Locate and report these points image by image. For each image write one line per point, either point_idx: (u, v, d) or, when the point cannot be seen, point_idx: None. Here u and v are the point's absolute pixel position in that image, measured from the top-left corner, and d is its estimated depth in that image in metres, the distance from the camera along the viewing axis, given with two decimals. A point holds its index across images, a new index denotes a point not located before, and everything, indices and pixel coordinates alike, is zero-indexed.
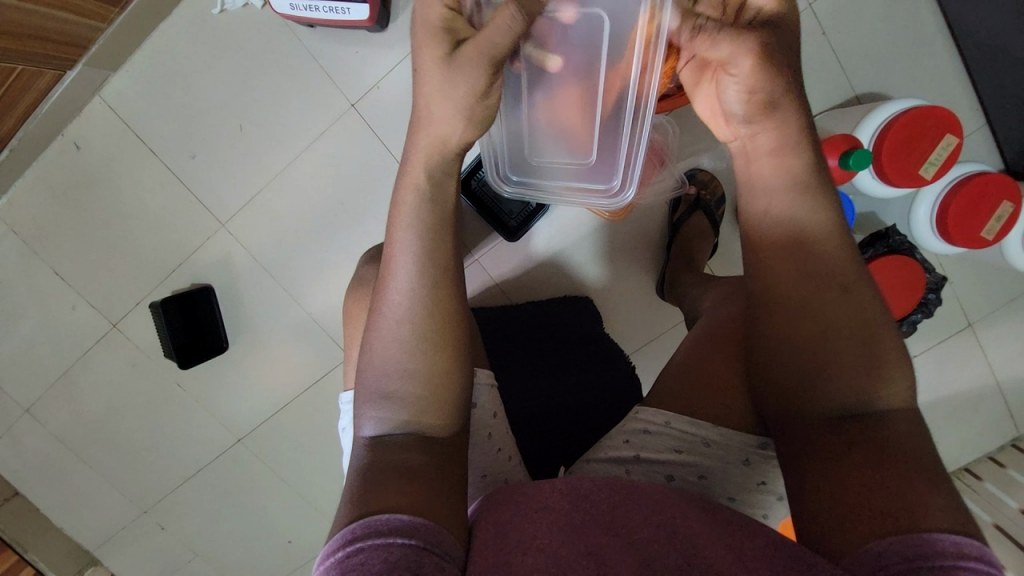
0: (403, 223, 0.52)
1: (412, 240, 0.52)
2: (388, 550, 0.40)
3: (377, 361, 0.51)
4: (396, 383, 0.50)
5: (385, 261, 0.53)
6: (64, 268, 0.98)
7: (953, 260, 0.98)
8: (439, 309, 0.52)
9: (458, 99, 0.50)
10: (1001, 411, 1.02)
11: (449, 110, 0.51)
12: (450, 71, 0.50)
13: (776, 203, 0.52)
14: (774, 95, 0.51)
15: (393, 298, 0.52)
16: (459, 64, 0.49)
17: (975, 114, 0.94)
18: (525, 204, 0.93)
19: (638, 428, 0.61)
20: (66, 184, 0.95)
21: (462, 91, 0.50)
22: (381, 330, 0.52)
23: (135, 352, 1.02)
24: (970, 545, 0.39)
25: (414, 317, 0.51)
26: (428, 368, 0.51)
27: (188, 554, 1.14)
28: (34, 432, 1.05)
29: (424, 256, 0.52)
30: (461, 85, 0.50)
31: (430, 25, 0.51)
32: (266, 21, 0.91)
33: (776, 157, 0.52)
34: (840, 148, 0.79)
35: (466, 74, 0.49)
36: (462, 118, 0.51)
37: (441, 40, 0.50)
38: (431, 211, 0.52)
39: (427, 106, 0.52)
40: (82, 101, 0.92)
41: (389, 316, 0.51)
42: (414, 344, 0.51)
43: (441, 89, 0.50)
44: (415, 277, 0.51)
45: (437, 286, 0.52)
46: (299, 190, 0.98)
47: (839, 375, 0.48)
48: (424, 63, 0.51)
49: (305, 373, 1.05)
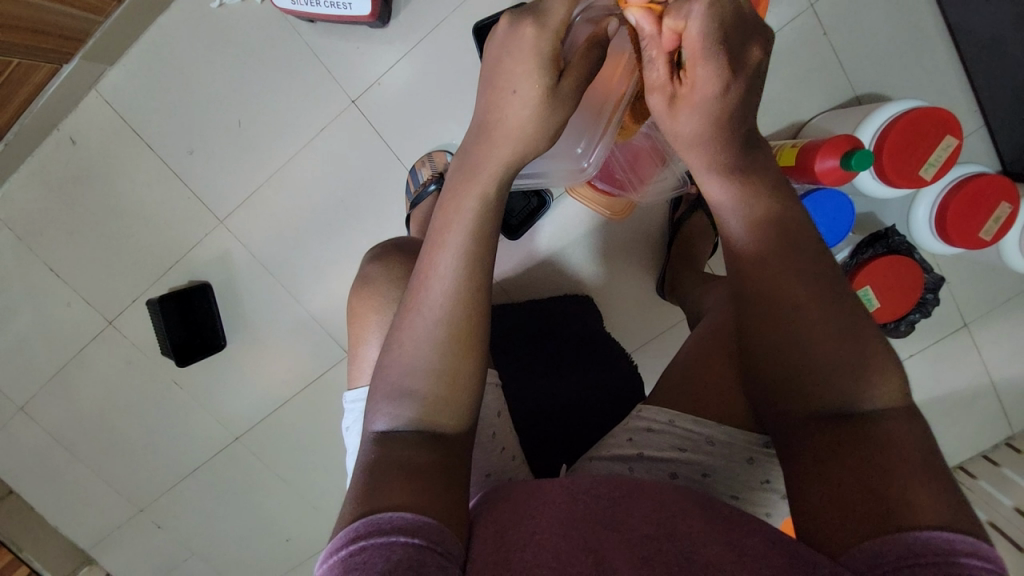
0: (459, 227, 0.52)
1: (463, 245, 0.52)
2: (391, 549, 0.40)
3: (401, 357, 0.51)
4: (420, 380, 0.50)
5: (426, 260, 0.52)
6: (59, 264, 0.97)
7: (951, 260, 0.99)
8: (473, 316, 0.51)
9: (549, 125, 0.54)
10: (996, 410, 1.03)
11: (542, 133, 0.54)
12: (553, 100, 0.53)
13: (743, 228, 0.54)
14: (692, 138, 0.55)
15: (431, 296, 0.51)
16: (560, 95, 0.53)
17: (973, 116, 0.94)
18: (527, 203, 0.93)
19: (643, 426, 0.61)
20: (62, 179, 0.94)
21: (556, 117, 0.54)
22: (412, 326, 0.51)
23: (132, 350, 1.02)
24: (964, 541, 0.39)
25: (446, 320, 0.50)
26: (455, 371, 0.50)
27: (184, 552, 1.13)
28: (28, 429, 1.04)
29: (471, 263, 0.51)
30: (556, 113, 0.54)
31: (537, 52, 0.51)
32: (266, 16, 0.90)
33: (724, 191, 0.55)
34: (840, 149, 0.79)
35: (563, 104, 0.54)
36: (546, 142, 0.55)
37: (548, 69, 0.52)
38: (485, 218, 0.53)
39: (510, 119, 0.53)
40: (78, 95, 0.91)
41: (424, 313, 0.51)
42: (443, 345, 0.50)
43: (535, 117, 0.53)
44: (454, 281, 0.51)
45: (476, 294, 0.51)
46: (299, 185, 0.97)
47: (850, 376, 0.48)
48: (521, 84, 0.52)
49: (303, 371, 1.05)
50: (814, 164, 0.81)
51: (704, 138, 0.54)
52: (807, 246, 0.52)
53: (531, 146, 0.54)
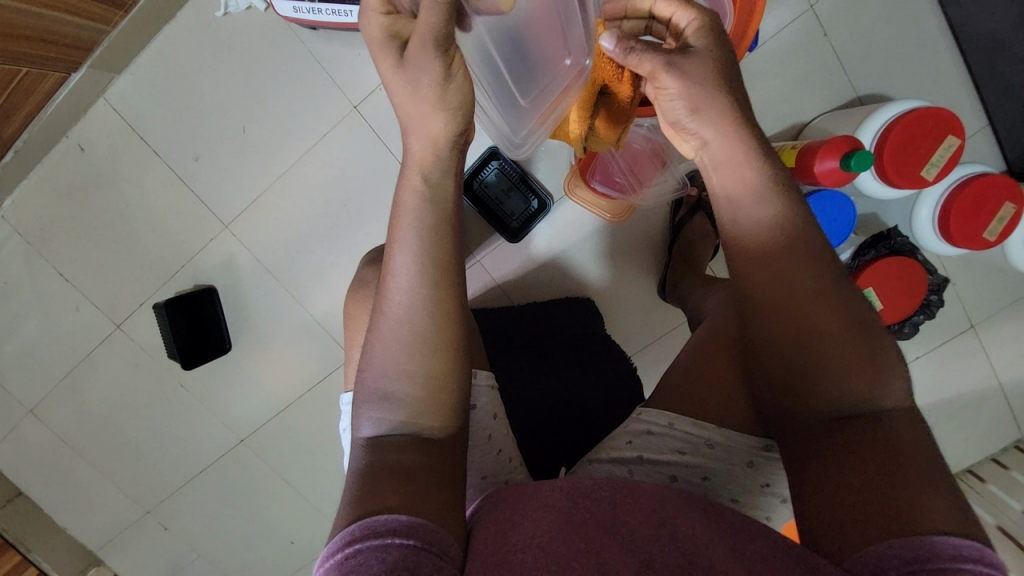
0: (404, 225, 0.51)
1: (413, 242, 0.51)
2: (386, 552, 0.40)
3: (375, 362, 0.51)
4: (394, 383, 0.50)
5: (386, 262, 0.52)
6: (68, 270, 0.99)
7: (957, 261, 0.98)
8: (440, 313, 0.51)
9: (440, 97, 0.50)
10: (1005, 413, 1.02)
11: (430, 106, 0.50)
12: (408, 74, 0.49)
13: (752, 221, 0.52)
14: (707, 99, 0.53)
15: (393, 298, 0.51)
16: (411, 65, 0.49)
17: (978, 116, 0.94)
18: (527, 205, 0.94)
19: (642, 429, 0.61)
20: (70, 186, 0.96)
21: (429, 83, 0.49)
22: (381, 329, 0.51)
23: (139, 353, 1.03)
24: (970, 546, 0.39)
25: (416, 320, 0.50)
26: (427, 370, 0.50)
27: (190, 554, 1.14)
28: (37, 432, 1.05)
29: (426, 258, 0.51)
30: (428, 78, 0.49)
31: (378, 38, 0.50)
32: (270, 24, 0.92)
33: (736, 182, 0.52)
34: (839, 150, 0.78)
35: (422, 69, 0.49)
36: (439, 112, 0.50)
37: (391, 48, 0.50)
38: (431, 212, 0.52)
39: (412, 104, 0.51)
40: (87, 103, 0.92)
41: (390, 316, 0.51)
42: (415, 346, 0.50)
43: (408, 95, 0.50)
44: (416, 279, 0.50)
45: (439, 289, 0.51)
46: (301, 191, 0.98)
47: (835, 376, 0.48)
48: (388, 76, 0.51)
49: (306, 374, 1.05)
50: (813, 165, 0.81)
51: (711, 98, 0.53)
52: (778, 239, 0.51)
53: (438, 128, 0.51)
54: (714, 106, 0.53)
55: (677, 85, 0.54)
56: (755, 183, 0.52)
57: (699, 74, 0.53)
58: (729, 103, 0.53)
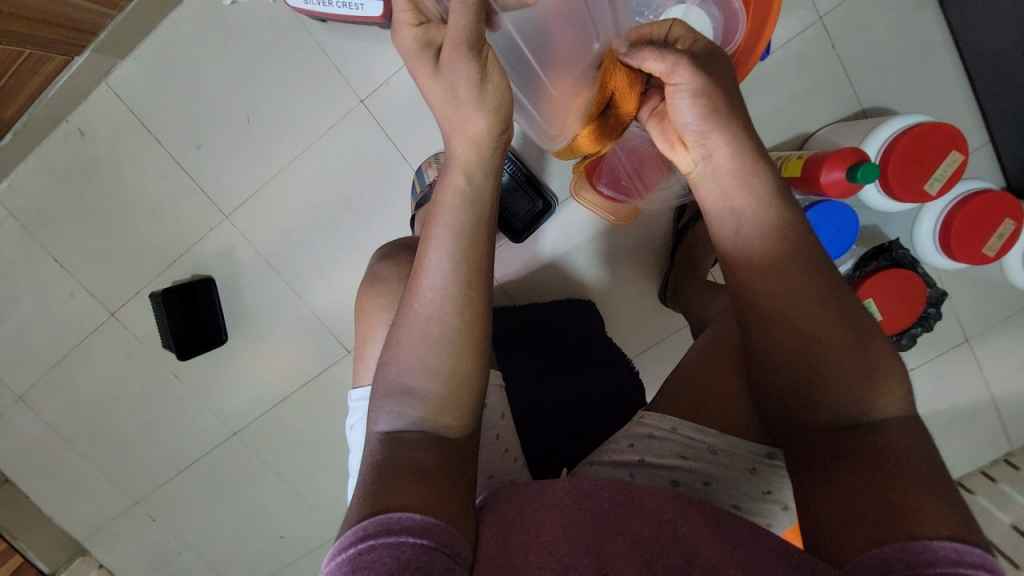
0: (442, 222, 0.51)
1: (450, 241, 0.51)
2: (400, 549, 0.40)
3: (398, 357, 0.50)
4: (418, 379, 0.49)
5: (419, 259, 0.52)
6: (64, 256, 0.97)
7: (954, 275, 0.99)
8: (468, 313, 0.50)
9: (487, 98, 0.50)
10: (995, 426, 1.03)
11: (466, 107, 0.51)
12: (443, 80, 0.50)
13: (756, 234, 0.51)
14: (722, 106, 0.52)
15: (423, 295, 0.50)
16: (446, 71, 0.49)
17: (979, 132, 0.95)
18: (532, 204, 0.92)
19: (644, 433, 0.62)
20: (68, 170, 0.95)
21: (466, 88, 0.50)
22: (409, 325, 0.50)
23: (133, 342, 1.02)
24: (974, 554, 0.39)
25: (440, 318, 0.50)
26: (452, 369, 0.50)
27: (178, 546, 1.13)
28: (26, 418, 1.04)
29: (462, 258, 0.51)
30: (464, 83, 0.49)
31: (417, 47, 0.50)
32: (279, 14, 0.91)
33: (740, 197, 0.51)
34: (846, 161, 0.78)
35: (457, 73, 0.49)
36: (484, 113, 0.51)
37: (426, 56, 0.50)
38: (471, 211, 0.52)
39: (462, 100, 0.51)
40: (88, 87, 0.91)
41: (419, 312, 0.50)
42: (440, 344, 0.50)
43: (447, 98, 0.51)
44: (448, 278, 0.50)
45: (470, 290, 0.51)
46: (304, 184, 0.97)
47: (840, 386, 0.48)
48: (428, 85, 0.52)
49: (303, 368, 1.05)
50: (819, 176, 0.81)
51: (721, 109, 0.51)
52: (779, 246, 0.50)
53: (475, 130, 0.52)
54: (728, 115, 0.52)
55: (692, 85, 0.51)
56: (762, 194, 0.51)
57: (715, 81, 0.52)
58: (739, 115, 0.53)
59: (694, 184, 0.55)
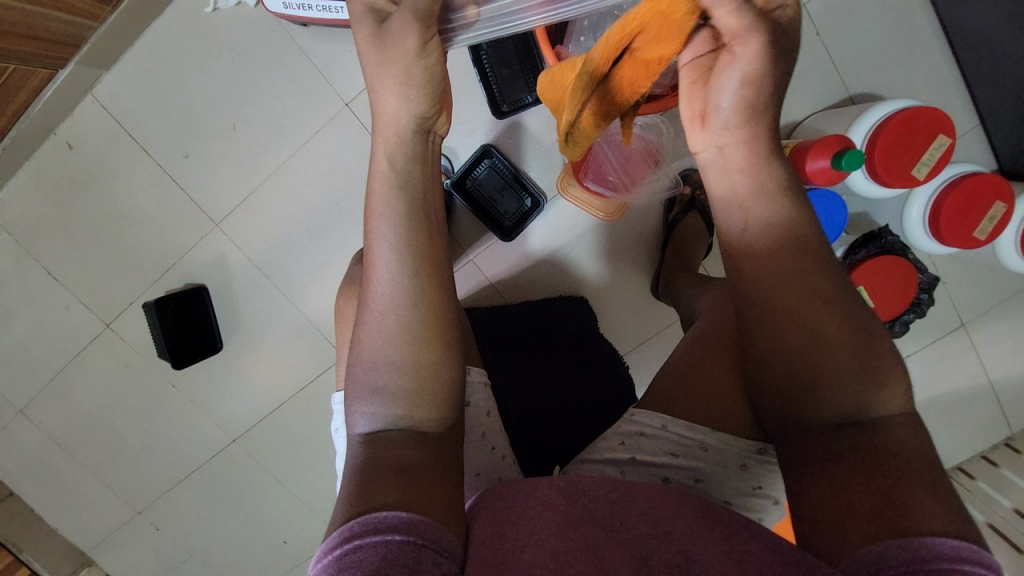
0: (380, 215, 0.52)
1: (389, 231, 0.51)
2: (386, 548, 0.40)
3: (364, 355, 0.51)
4: (384, 375, 0.50)
5: (367, 255, 0.53)
6: (57, 269, 0.98)
7: (948, 260, 0.99)
8: (423, 300, 0.51)
9: (416, 73, 0.51)
10: (996, 410, 1.03)
11: (388, 89, 0.52)
12: (382, 44, 0.51)
13: (757, 213, 0.52)
14: (757, 101, 0.52)
15: (377, 289, 0.51)
16: (392, 36, 0.50)
17: (969, 115, 0.94)
18: (520, 204, 0.94)
19: (635, 431, 0.62)
20: (58, 184, 0.95)
21: (400, 66, 0.51)
22: (367, 322, 0.51)
23: (128, 353, 1.02)
24: (968, 548, 0.39)
25: (401, 312, 0.50)
26: (415, 359, 0.50)
27: (182, 554, 1.14)
28: (27, 431, 1.05)
29: (406, 245, 0.51)
30: (402, 61, 0.51)
31: (362, 16, 0.53)
32: (260, 20, 0.91)
33: (748, 175, 0.53)
34: (831, 149, 0.78)
35: (398, 43, 0.50)
36: (404, 86, 0.52)
37: (370, 20, 0.52)
38: (402, 195, 0.52)
39: (385, 77, 0.52)
40: (74, 100, 0.91)
41: (374, 308, 0.51)
42: (401, 337, 0.50)
43: (377, 69, 0.52)
44: (395, 267, 0.51)
45: (420, 276, 0.51)
46: (293, 190, 0.97)
47: (835, 378, 0.48)
48: (365, 54, 0.52)
49: (298, 374, 1.05)
50: (805, 165, 0.81)
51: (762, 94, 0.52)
52: (773, 234, 0.51)
53: (402, 115, 0.53)
54: (759, 115, 0.52)
55: (751, 65, 0.50)
56: (771, 189, 0.52)
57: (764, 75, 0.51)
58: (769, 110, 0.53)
59: (705, 169, 0.56)
